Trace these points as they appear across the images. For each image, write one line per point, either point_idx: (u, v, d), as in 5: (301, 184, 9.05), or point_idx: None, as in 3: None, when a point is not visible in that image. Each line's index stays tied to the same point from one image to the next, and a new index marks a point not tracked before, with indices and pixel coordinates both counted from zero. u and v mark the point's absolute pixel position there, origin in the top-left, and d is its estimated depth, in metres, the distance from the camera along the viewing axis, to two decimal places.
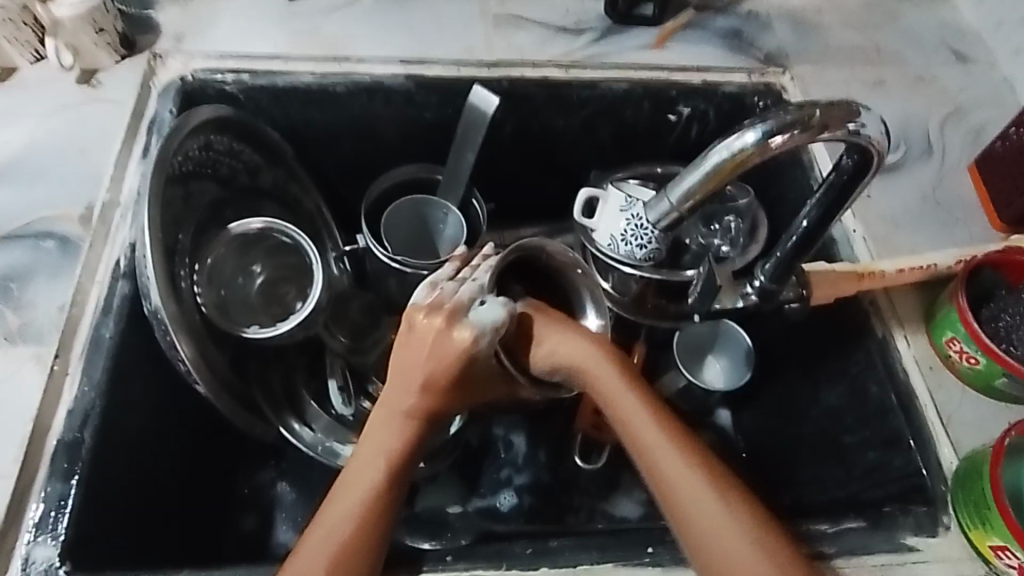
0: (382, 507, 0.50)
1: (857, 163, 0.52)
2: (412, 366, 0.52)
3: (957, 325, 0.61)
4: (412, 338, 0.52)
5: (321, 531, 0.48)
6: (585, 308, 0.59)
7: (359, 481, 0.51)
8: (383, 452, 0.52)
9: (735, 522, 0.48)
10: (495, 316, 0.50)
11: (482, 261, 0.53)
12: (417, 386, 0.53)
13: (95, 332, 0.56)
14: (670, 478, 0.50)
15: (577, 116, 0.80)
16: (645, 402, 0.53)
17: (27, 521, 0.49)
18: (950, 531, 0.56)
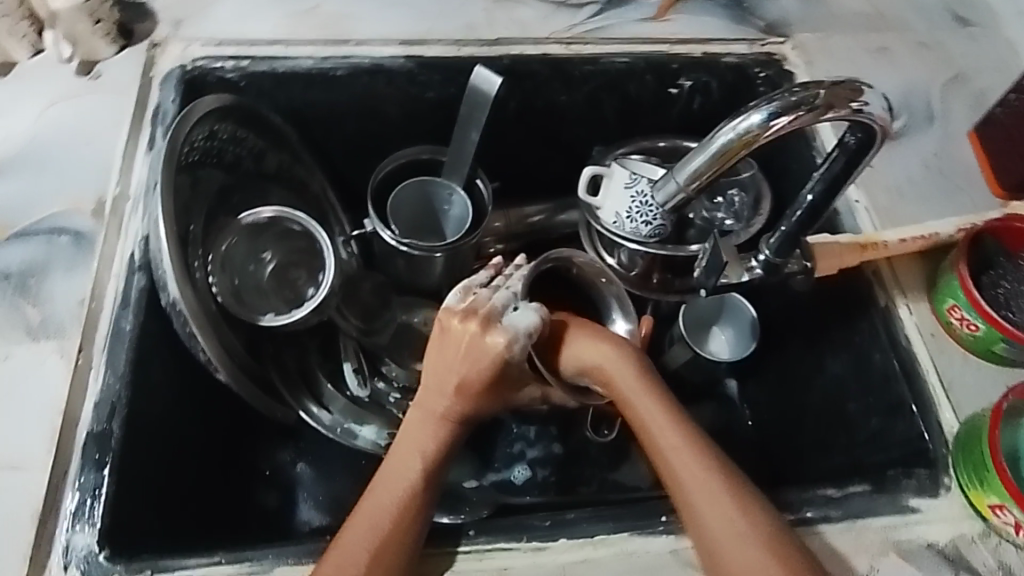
0: (417, 498, 0.52)
1: (860, 142, 0.53)
2: (448, 369, 0.56)
3: (958, 293, 0.62)
4: (447, 343, 0.56)
5: (360, 522, 0.51)
6: (613, 316, 0.69)
7: (395, 476, 0.53)
8: (418, 450, 0.55)
9: (747, 528, 0.49)
10: (529, 321, 0.55)
11: (515, 271, 0.60)
12: (451, 388, 0.56)
13: (116, 325, 0.57)
14: (686, 481, 0.52)
15: (580, 92, 0.79)
16: (664, 406, 0.56)
17: (64, 509, 0.51)
18: (951, 492, 0.58)
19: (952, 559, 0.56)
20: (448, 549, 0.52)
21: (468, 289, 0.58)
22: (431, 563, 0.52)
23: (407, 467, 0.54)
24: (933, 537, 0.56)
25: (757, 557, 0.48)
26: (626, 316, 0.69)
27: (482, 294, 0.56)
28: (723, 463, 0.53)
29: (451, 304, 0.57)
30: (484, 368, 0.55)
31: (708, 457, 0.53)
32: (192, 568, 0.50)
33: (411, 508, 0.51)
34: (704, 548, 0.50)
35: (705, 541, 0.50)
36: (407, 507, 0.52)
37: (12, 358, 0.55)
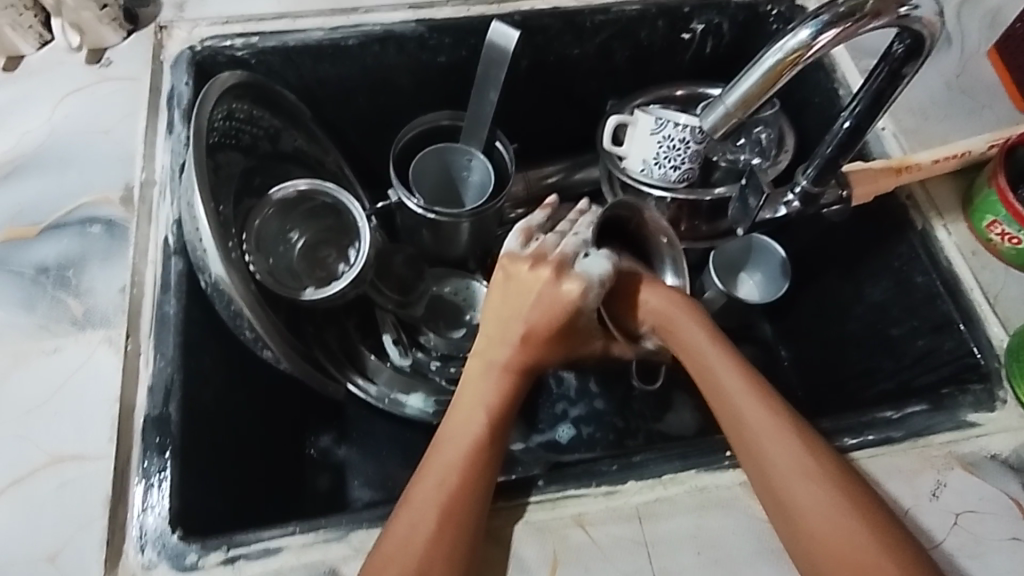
0: (483, 454, 0.52)
1: (909, 49, 0.52)
2: (516, 319, 0.58)
3: (999, 207, 0.62)
4: (515, 293, 0.59)
5: (430, 477, 0.51)
6: (665, 270, 0.67)
7: (461, 432, 0.54)
8: (484, 405, 0.55)
9: (815, 474, 0.50)
10: (600, 268, 0.57)
11: (581, 219, 0.61)
12: (517, 339, 0.58)
13: (160, 310, 0.57)
14: (750, 426, 0.52)
15: (592, 43, 0.77)
16: (727, 354, 0.56)
17: (134, 495, 0.50)
18: (1008, 404, 0.58)
19: (1016, 468, 0.56)
20: (518, 501, 0.52)
21: (531, 234, 0.62)
22: (504, 516, 0.52)
23: (472, 423, 0.54)
24: (995, 449, 0.57)
25: (821, 496, 0.49)
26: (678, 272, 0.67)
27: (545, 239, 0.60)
28: (790, 411, 0.53)
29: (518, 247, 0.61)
30: (554, 316, 0.57)
31: (774, 403, 0.53)
32: (267, 541, 0.49)
33: (481, 463, 0.52)
34: (763, 487, 0.51)
35: (765, 482, 0.51)
36: (473, 464, 0.52)
37: (61, 351, 0.55)
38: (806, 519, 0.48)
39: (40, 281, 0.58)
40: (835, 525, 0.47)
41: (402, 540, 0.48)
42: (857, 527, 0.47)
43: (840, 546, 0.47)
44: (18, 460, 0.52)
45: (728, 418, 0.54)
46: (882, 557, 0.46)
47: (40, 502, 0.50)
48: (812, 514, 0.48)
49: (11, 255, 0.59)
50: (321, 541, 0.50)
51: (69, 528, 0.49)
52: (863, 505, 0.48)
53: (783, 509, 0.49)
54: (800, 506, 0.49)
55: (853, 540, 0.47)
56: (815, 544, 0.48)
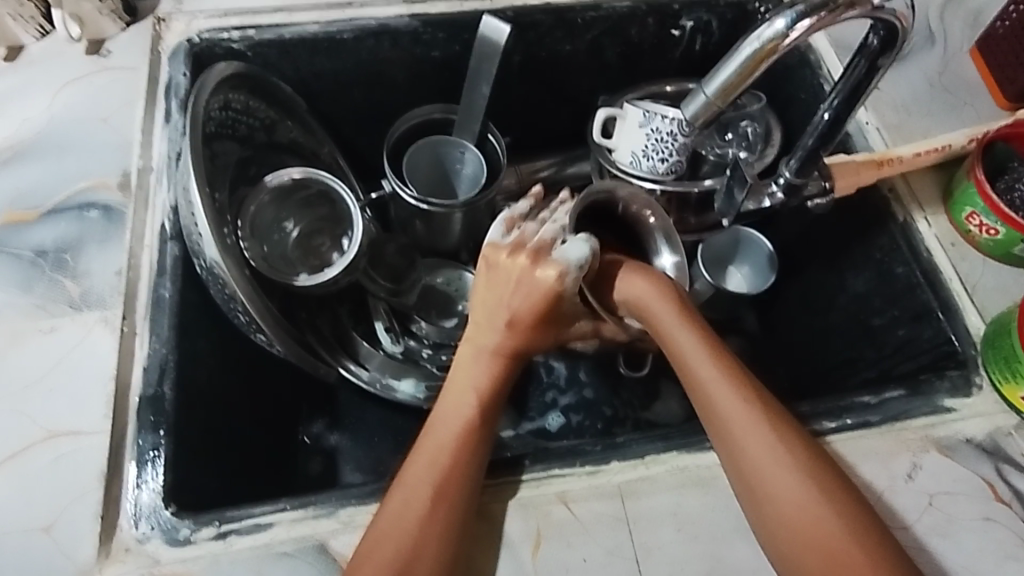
0: (473, 437, 0.54)
1: (884, 41, 0.54)
2: (502, 306, 0.60)
3: (976, 199, 0.63)
4: (499, 281, 0.60)
5: (422, 461, 0.52)
6: (658, 249, 0.69)
7: (451, 416, 0.55)
8: (473, 390, 0.57)
9: (784, 456, 0.51)
10: (579, 251, 0.57)
11: (560, 206, 0.63)
12: (504, 326, 0.59)
13: (155, 293, 0.58)
14: (725, 411, 0.53)
15: (583, 39, 0.79)
16: (703, 339, 0.57)
17: (128, 471, 0.52)
18: (983, 390, 0.60)
19: (990, 451, 0.58)
20: (503, 479, 0.54)
21: (514, 223, 0.62)
22: (492, 493, 0.53)
23: (462, 408, 0.56)
24: (970, 433, 0.58)
25: (791, 479, 0.50)
26: (674, 251, 0.69)
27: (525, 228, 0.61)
28: (760, 396, 0.54)
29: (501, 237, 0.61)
30: (539, 303, 0.58)
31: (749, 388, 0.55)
32: (258, 516, 0.51)
33: (472, 446, 0.53)
34: (734, 471, 0.52)
35: (739, 466, 0.52)
36: (463, 446, 0.53)
37: (58, 331, 0.57)
38: (777, 500, 0.50)
39: (39, 263, 0.59)
40: (802, 506, 0.49)
41: (394, 520, 0.49)
42: (825, 508, 0.49)
43: (806, 526, 0.49)
44: (14, 436, 0.53)
45: (705, 403, 0.55)
46: (847, 537, 0.48)
47: (36, 477, 0.51)
48: (782, 501, 0.50)
49: (10, 238, 0.61)
50: (310, 516, 0.51)
51: (65, 501, 0.50)
52: (829, 485, 0.50)
53: (755, 492, 0.51)
54: (769, 491, 0.50)
55: (820, 521, 0.49)
56: (783, 525, 0.49)
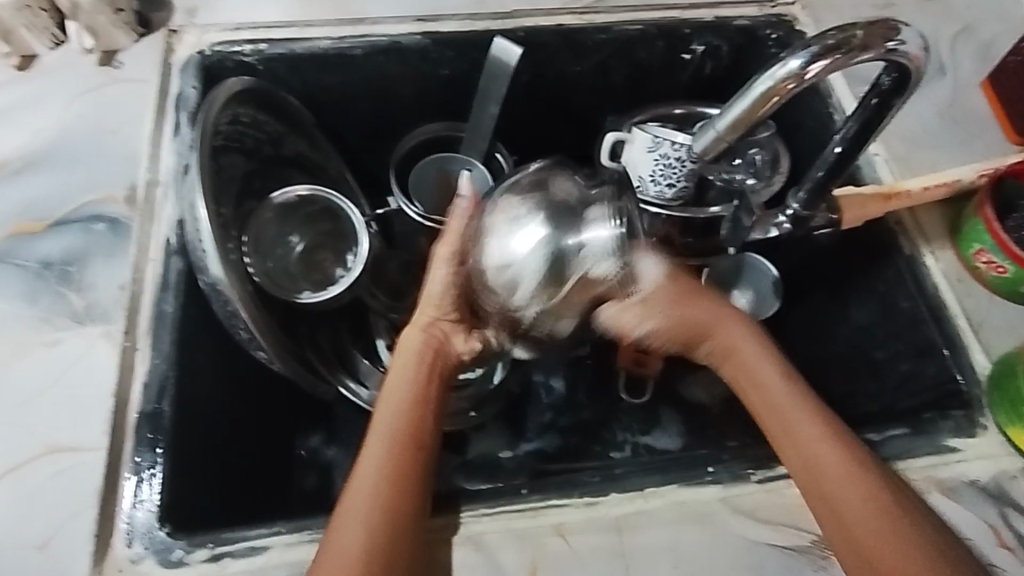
0: (413, 450, 0.53)
1: (896, 81, 0.54)
2: (426, 322, 0.58)
3: (985, 236, 0.63)
4: (427, 300, 0.58)
5: (363, 482, 0.51)
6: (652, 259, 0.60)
7: (389, 430, 0.53)
8: (409, 400, 0.55)
9: (870, 496, 0.51)
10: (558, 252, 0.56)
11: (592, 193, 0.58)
12: (429, 337, 0.58)
13: (157, 308, 0.58)
14: (811, 450, 0.54)
15: (592, 60, 0.79)
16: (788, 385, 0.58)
17: (123, 489, 0.51)
18: (988, 431, 0.59)
19: (994, 494, 0.57)
20: (499, 507, 0.53)
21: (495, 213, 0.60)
22: (488, 521, 0.53)
23: (400, 418, 0.54)
24: (974, 474, 0.58)
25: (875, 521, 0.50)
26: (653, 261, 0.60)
27: (605, 222, 0.56)
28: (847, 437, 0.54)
29: (568, 216, 0.57)
30: (454, 313, 0.58)
31: (798, 387, 0.58)
32: (252, 539, 0.50)
33: (410, 461, 0.52)
34: (798, 467, 0.53)
35: (807, 462, 0.53)
36: (405, 462, 0.52)
37: (60, 344, 0.57)
38: (840, 498, 0.51)
39: (43, 275, 0.59)
40: (867, 501, 0.50)
41: (341, 549, 0.47)
42: (884, 504, 0.50)
43: (863, 533, 0.49)
44: (13, 450, 0.53)
45: (762, 402, 0.58)
46: (914, 536, 0.49)
47: (34, 492, 0.51)
48: (866, 534, 0.49)
49: (16, 249, 0.61)
50: (304, 541, 0.51)
51: (61, 518, 0.50)
52: (902, 514, 0.50)
53: (851, 540, 0.50)
54: (854, 527, 0.50)
55: (883, 525, 0.49)
56: (851, 526, 0.50)
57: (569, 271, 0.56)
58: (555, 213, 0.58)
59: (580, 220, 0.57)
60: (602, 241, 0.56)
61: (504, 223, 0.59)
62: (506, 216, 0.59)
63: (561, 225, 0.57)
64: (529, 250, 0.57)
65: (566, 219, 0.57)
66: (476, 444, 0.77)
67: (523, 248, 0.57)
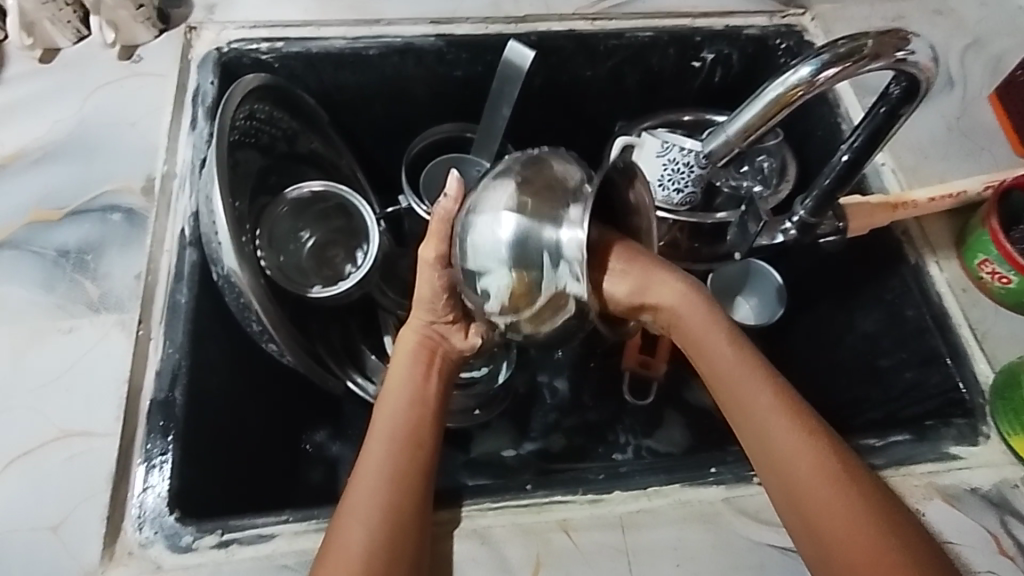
0: (414, 448, 0.54)
1: (905, 90, 0.55)
2: (419, 325, 0.60)
3: (990, 246, 0.63)
4: (421, 301, 0.58)
5: (366, 482, 0.51)
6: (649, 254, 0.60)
7: (388, 429, 0.54)
8: (410, 400, 0.57)
9: (838, 491, 0.49)
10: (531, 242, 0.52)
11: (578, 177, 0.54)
12: (422, 339, 0.60)
13: (172, 298, 0.59)
14: (773, 439, 0.52)
15: (604, 66, 0.80)
16: (745, 361, 0.54)
17: (134, 475, 0.52)
18: (990, 439, 0.60)
19: (995, 502, 0.57)
20: (504, 501, 0.54)
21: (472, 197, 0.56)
22: (492, 516, 0.54)
23: (400, 417, 0.55)
24: (976, 482, 0.58)
25: (847, 515, 0.48)
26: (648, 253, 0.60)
27: (576, 223, 0.50)
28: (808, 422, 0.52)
29: (536, 218, 0.52)
30: (448, 315, 0.59)
31: (751, 361, 0.54)
32: (260, 526, 0.51)
33: (411, 458, 0.53)
34: (762, 461, 0.52)
35: (769, 462, 0.52)
36: (405, 460, 0.53)
37: (75, 331, 0.58)
38: (803, 493, 0.50)
39: (60, 263, 0.60)
40: (826, 496, 0.49)
41: (343, 545, 0.47)
42: (848, 500, 0.49)
43: (835, 534, 0.48)
44: (27, 434, 0.54)
45: (723, 392, 0.54)
46: (875, 531, 0.48)
47: (46, 476, 0.52)
48: (836, 532, 0.48)
49: (34, 238, 0.62)
50: (311, 530, 0.51)
51: (72, 501, 0.51)
52: (868, 506, 0.49)
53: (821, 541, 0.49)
54: (826, 526, 0.48)
55: (843, 520, 0.48)
56: (812, 523, 0.49)
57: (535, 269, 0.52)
58: (534, 207, 0.53)
59: (551, 220, 0.52)
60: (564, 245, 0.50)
61: (480, 216, 0.54)
62: (488, 204, 0.54)
63: (533, 223, 0.52)
64: (501, 243, 0.53)
65: (544, 215, 0.52)
66: (480, 442, 0.78)
67: (493, 240, 0.53)
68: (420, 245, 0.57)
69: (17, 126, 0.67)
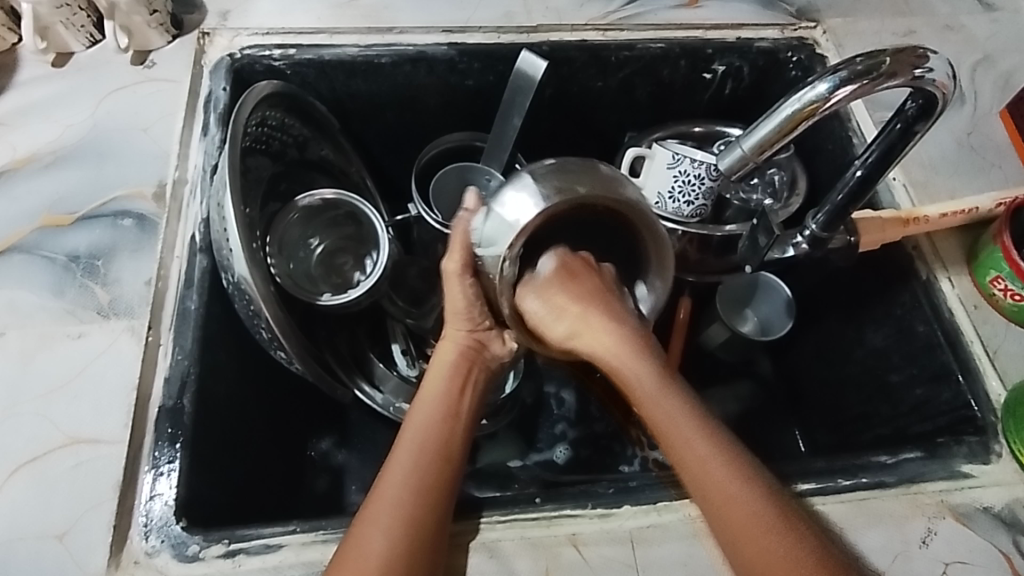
0: (440, 463, 0.53)
1: (922, 107, 0.55)
2: (458, 335, 0.59)
3: (1002, 263, 0.63)
4: (451, 313, 0.58)
5: (388, 493, 0.50)
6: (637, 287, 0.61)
7: (416, 441, 0.53)
8: (439, 413, 0.56)
9: (771, 528, 0.48)
10: (490, 259, 0.53)
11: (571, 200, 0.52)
12: (464, 347, 0.59)
13: (182, 305, 0.59)
14: (707, 475, 0.50)
15: (615, 77, 0.80)
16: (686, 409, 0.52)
17: (141, 483, 0.52)
18: (1002, 458, 0.59)
19: (1008, 522, 0.57)
20: (513, 515, 0.54)
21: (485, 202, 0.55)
22: (501, 529, 0.53)
23: (428, 430, 0.54)
24: (988, 501, 0.58)
25: (781, 557, 0.47)
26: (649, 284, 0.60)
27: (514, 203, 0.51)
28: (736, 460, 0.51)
29: (497, 236, 0.52)
30: (486, 322, 0.59)
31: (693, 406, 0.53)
32: (268, 537, 0.51)
33: (437, 472, 0.52)
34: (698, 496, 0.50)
35: (700, 493, 0.50)
36: (431, 476, 0.52)
37: (85, 336, 0.57)
38: (737, 526, 0.48)
39: (71, 268, 0.60)
40: (757, 528, 0.48)
41: (361, 558, 0.47)
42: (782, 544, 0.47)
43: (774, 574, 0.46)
44: (35, 439, 0.54)
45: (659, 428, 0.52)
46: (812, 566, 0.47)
47: (53, 482, 0.52)
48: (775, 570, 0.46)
49: (45, 242, 0.62)
50: (319, 541, 0.51)
51: (79, 508, 0.51)
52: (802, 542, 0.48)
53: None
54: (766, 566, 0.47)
55: (778, 553, 0.47)
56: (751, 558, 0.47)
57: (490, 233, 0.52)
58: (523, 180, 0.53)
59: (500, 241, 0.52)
60: (508, 205, 0.52)
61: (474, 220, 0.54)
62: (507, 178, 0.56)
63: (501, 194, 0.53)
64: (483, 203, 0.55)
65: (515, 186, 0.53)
66: (486, 453, 0.78)
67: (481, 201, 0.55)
68: (444, 255, 0.56)
69: (30, 130, 0.67)
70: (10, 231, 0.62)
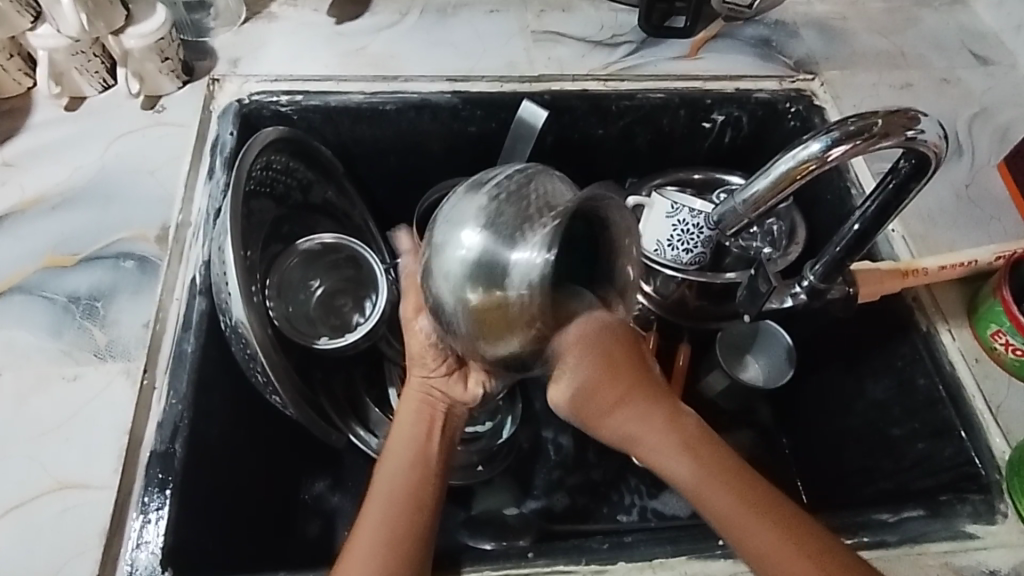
0: (414, 509, 0.52)
1: (915, 167, 0.55)
2: (420, 383, 0.58)
3: (1002, 317, 0.63)
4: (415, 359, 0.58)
5: (362, 547, 0.50)
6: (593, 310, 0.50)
7: (386, 494, 0.53)
8: (409, 461, 0.55)
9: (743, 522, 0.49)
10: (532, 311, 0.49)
11: (504, 205, 0.49)
12: (426, 395, 0.58)
13: (177, 347, 0.59)
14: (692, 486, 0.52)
15: (616, 125, 0.81)
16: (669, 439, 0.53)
17: (128, 528, 0.51)
18: (1008, 518, 0.58)
19: None
20: (505, 570, 0.53)
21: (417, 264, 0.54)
22: None
23: (398, 480, 0.53)
24: (994, 563, 0.56)
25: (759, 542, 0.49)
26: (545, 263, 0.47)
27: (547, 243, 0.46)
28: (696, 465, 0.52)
29: (474, 267, 0.48)
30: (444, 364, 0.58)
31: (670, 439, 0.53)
32: None
33: (411, 521, 0.52)
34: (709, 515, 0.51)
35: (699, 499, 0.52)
36: (404, 524, 0.51)
37: (80, 378, 0.57)
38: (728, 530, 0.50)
39: (70, 309, 0.61)
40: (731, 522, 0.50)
41: None
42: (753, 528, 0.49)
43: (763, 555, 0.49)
44: (25, 484, 0.53)
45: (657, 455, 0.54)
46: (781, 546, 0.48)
47: (39, 529, 0.51)
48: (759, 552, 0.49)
49: (47, 283, 0.62)
50: None
51: (64, 555, 0.50)
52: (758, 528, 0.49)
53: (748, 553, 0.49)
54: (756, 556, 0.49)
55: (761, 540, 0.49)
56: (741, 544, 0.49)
57: (489, 306, 0.48)
58: (497, 229, 0.48)
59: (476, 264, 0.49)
60: (453, 240, 0.50)
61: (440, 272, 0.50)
62: (450, 213, 0.51)
63: (485, 242, 0.49)
64: (461, 259, 0.49)
65: (514, 240, 0.48)
66: (481, 499, 0.76)
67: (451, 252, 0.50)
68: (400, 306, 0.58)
69: (39, 173, 0.68)
70: (14, 271, 0.63)
